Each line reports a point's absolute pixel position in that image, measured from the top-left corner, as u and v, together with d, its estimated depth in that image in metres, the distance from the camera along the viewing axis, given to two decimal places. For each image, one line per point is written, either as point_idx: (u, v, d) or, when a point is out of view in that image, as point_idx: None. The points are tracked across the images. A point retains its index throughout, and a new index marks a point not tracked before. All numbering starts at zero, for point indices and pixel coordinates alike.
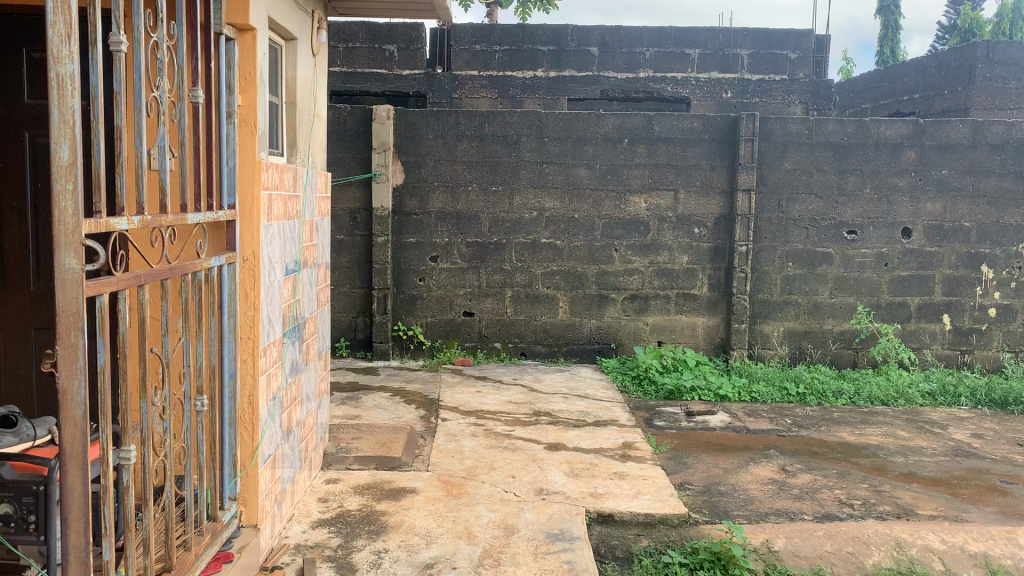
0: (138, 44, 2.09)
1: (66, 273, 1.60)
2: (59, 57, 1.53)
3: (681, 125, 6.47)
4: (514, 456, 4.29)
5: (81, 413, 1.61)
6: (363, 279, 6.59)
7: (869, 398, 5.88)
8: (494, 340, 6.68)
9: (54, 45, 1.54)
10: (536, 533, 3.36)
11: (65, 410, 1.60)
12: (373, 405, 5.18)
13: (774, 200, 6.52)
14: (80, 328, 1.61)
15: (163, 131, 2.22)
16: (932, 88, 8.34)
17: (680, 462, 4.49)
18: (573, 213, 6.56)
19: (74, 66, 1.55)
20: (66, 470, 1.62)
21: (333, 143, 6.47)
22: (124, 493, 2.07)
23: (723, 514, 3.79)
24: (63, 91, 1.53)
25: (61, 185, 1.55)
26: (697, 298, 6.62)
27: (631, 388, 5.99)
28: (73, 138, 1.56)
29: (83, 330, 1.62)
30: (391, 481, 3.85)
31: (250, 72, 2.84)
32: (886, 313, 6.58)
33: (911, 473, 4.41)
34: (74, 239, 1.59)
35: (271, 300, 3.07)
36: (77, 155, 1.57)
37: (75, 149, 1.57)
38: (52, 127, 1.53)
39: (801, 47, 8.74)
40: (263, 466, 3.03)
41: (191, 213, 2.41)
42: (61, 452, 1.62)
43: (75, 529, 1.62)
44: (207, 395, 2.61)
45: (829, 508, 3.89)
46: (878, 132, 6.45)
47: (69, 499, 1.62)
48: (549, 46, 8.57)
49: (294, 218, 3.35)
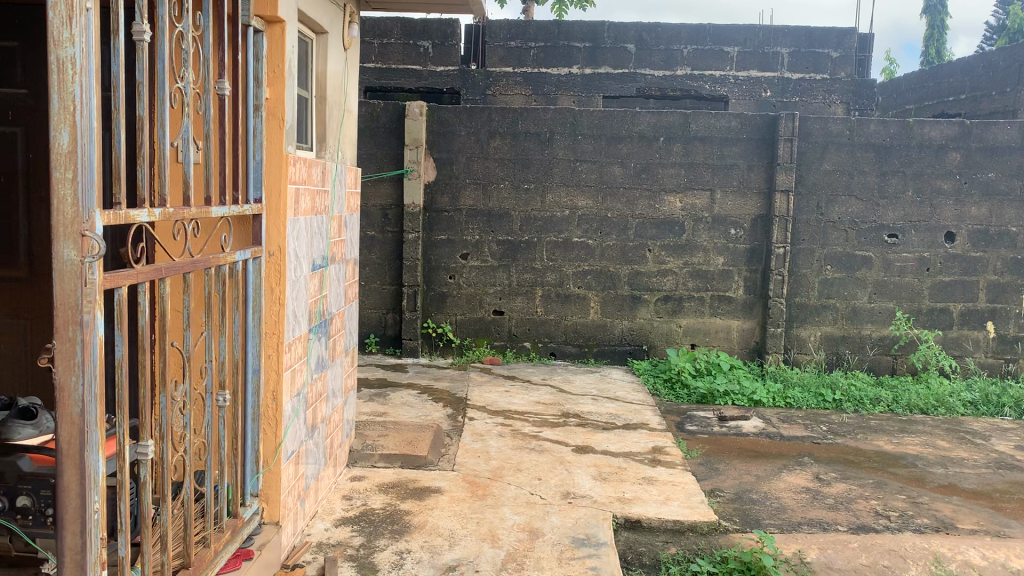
0: (162, 34, 2.05)
1: (67, 265, 1.55)
2: (59, 40, 1.49)
3: (719, 124, 6.35)
4: (541, 458, 4.23)
5: (78, 410, 1.56)
6: (393, 276, 6.57)
7: (908, 407, 5.73)
8: (524, 340, 6.62)
9: (55, 27, 1.49)
10: (561, 537, 3.29)
11: (62, 405, 1.56)
12: (400, 403, 5.15)
13: (813, 202, 6.38)
14: (81, 322, 1.56)
15: (186, 123, 2.19)
16: (979, 89, 8.12)
17: (711, 468, 4.39)
18: (606, 212, 6.47)
19: (76, 49, 1.49)
20: (62, 469, 1.57)
21: (366, 139, 6.46)
22: (142, 489, 2.04)
23: (754, 523, 3.69)
24: (62, 75, 1.49)
25: (58, 173, 1.50)
26: (731, 301, 6.50)
27: (662, 391, 5.90)
28: (73, 124, 1.50)
29: (86, 324, 1.56)
30: (416, 480, 3.81)
31: (278, 64, 2.79)
32: (927, 319, 6.40)
33: (951, 485, 4.27)
34: (73, 229, 1.53)
35: (297, 295, 3.04)
36: (78, 143, 1.51)
37: (77, 136, 1.51)
38: (50, 112, 1.48)
39: (843, 45, 8.57)
40: (286, 463, 2.99)
41: (215, 207, 2.38)
42: (59, 450, 1.57)
43: (67, 532, 1.57)
44: (229, 390, 2.59)
45: (864, 519, 3.76)
46: (922, 133, 6.28)
47: (64, 500, 1.57)
48: (585, 43, 8.48)
49: (322, 213, 3.32)
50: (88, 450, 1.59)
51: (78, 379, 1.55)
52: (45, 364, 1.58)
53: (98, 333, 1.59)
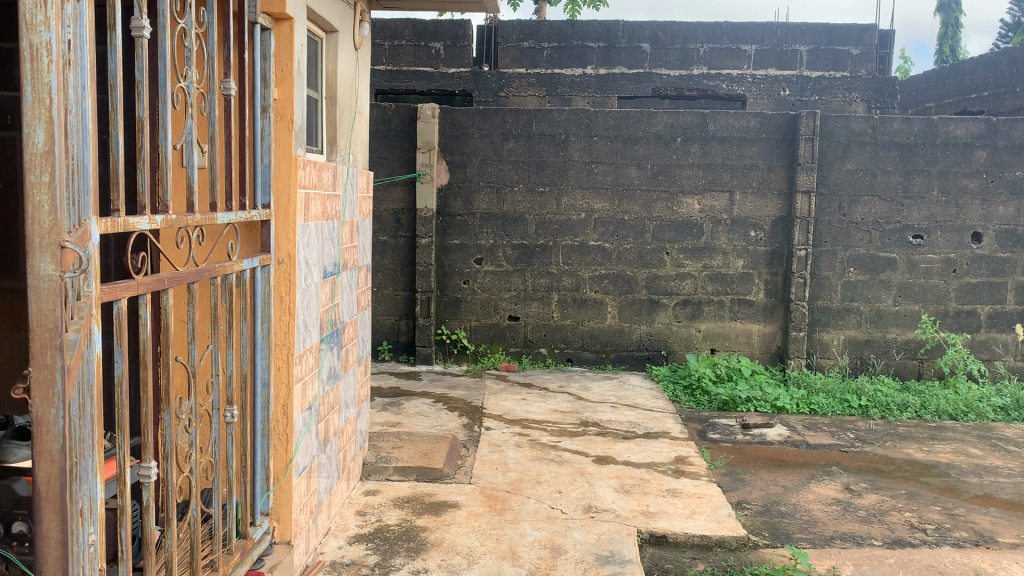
0: (164, 30, 1.92)
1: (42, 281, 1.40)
2: (32, 23, 1.34)
3: (737, 123, 6.21)
4: (561, 470, 4.09)
5: (58, 446, 1.42)
6: (406, 282, 6.45)
7: (937, 413, 5.56)
8: (539, 346, 6.49)
9: (26, 9, 1.34)
10: (584, 554, 3.15)
11: (39, 441, 1.40)
12: (414, 412, 5.02)
13: (835, 203, 6.22)
14: (59, 347, 1.40)
15: (190, 124, 2.07)
16: (1002, 85, 7.94)
17: (737, 479, 4.24)
18: (623, 214, 6.33)
19: (51, 34, 1.35)
20: (41, 515, 1.42)
21: (377, 142, 6.35)
22: (143, 513, 1.91)
23: (785, 537, 3.54)
24: (37, 63, 1.34)
25: (35, 176, 1.35)
26: (752, 304, 6.35)
27: (683, 398, 5.75)
28: (50, 120, 1.36)
29: (64, 348, 1.41)
30: (432, 494, 3.68)
31: (287, 64, 2.67)
32: (954, 322, 6.23)
33: (987, 495, 4.10)
34: (51, 240, 1.39)
35: (308, 304, 2.91)
36: (57, 141, 1.37)
37: (54, 133, 1.37)
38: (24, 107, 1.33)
39: (864, 42, 8.41)
40: (297, 480, 2.87)
41: (221, 212, 2.26)
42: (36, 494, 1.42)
43: None
44: (237, 405, 2.47)
45: (899, 533, 3.60)
46: (947, 130, 6.11)
47: (44, 550, 1.42)
48: (599, 43, 8.35)
49: (333, 219, 3.20)
50: (69, 491, 1.44)
51: (58, 411, 1.40)
52: (19, 395, 1.42)
53: (76, 353, 1.44)
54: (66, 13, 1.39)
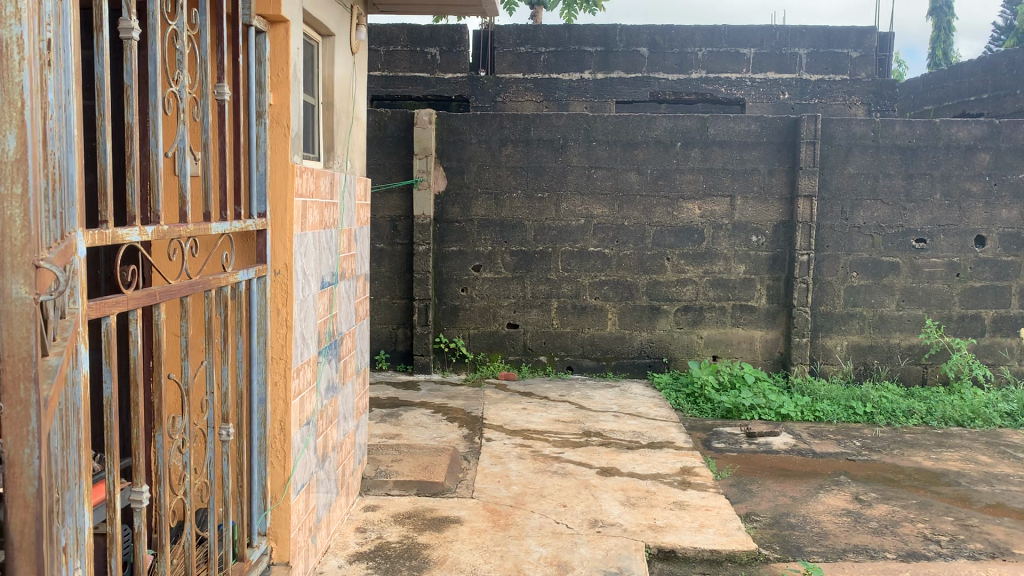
0: (154, 32, 1.82)
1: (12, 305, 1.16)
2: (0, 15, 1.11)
3: (738, 127, 6.14)
4: (565, 482, 4.00)
5: (34, 490, 1.17)
6: (403, 290, 6.35)
7: (943, 419, 5.49)
8: (539, 353, 6.40)
9: None
10: (592, 571, 3.06)
11: (11, 487, 1.14)
12: (413, 423, 4.92)
13: (837, 207, 6.15)
14: (34, 378, 1.15)
15: (182, 130, 1.98)
16: (1002, 88, 7.90)
17: (744, 490, 4.15)
18: (622, 220, 6.25)
19: (23, 28, 1.13)
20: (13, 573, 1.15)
21: (373, 149, 6.26)
22: (135, 540, 1.81)
23: (796, 551, 3.45)
24: (7, 61, 1.13)
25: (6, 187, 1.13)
26: (754, 310, 6.27)
27: (685, 406, 5.67)
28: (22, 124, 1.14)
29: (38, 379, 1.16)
30: (434, 510, 3.59)
31: (283, 67, 2.58)
32: (958, 327, 6.17)
33: (999, 504, 4.02)
34: (23, 259, 1.16)
35: (306, 316, 2.81)
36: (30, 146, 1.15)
37: (27, 138, 1.15)
38: None
39: (863, 45, 8.36)
40: (296, 499, 2.76)
41: (214, 223, 2.17)
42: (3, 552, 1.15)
43: None
44: (232, 423, 2.37)
45: (913, 545, 3.51)
46: (949, 133, 6.05)
47: None
48: (597, 47, 8.28)
49: (331, 227, 3.11)
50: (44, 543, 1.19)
51: (33, 451, 1.15)
52: None
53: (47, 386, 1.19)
54: (43, 10, 1.27)
